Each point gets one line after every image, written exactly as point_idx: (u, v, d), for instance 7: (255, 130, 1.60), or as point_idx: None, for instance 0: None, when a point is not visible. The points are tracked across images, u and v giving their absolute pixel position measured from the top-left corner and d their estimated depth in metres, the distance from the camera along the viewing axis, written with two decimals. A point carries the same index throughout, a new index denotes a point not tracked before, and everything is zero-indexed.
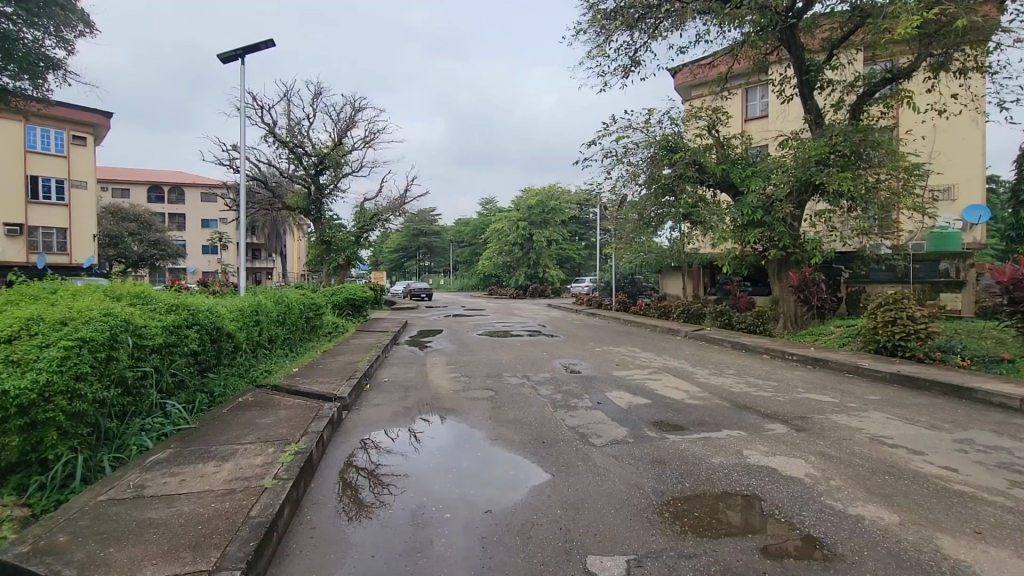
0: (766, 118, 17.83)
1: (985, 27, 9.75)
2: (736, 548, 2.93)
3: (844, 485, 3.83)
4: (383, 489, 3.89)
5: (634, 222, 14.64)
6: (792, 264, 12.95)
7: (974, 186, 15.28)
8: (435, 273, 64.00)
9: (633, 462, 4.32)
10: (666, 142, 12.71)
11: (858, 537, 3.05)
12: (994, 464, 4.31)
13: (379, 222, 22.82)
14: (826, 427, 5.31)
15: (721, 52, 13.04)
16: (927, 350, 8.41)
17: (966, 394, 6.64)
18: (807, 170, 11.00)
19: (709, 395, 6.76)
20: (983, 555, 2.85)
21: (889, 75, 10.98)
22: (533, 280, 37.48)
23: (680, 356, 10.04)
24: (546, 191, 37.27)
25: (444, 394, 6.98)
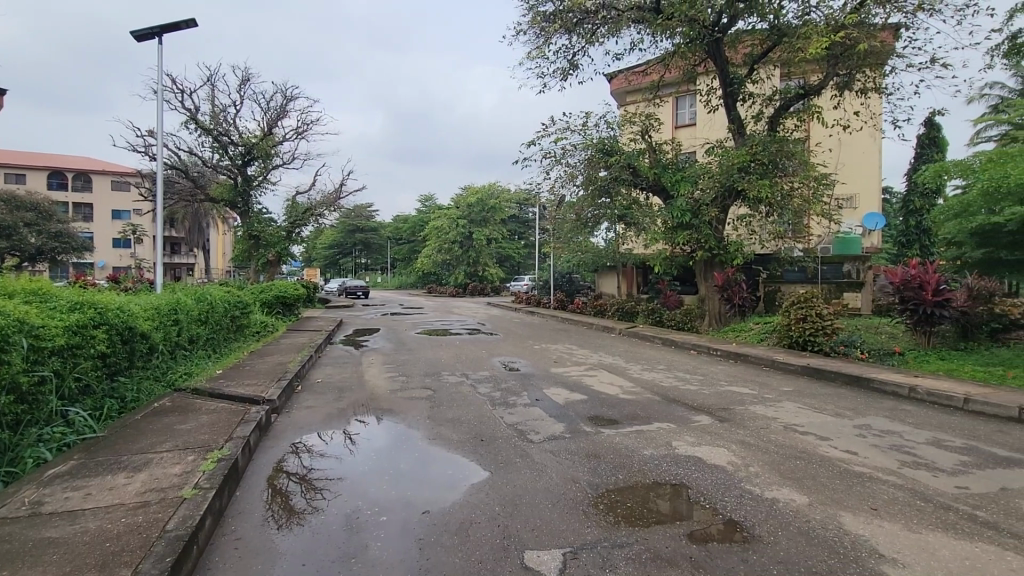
0: (694, 126, 18.82)
1: (882, 52, 10.77)
2: (665, 535, 3.08)
3: (760, 471, 4.12)
4: (315, 494, 3.76)
5: (572, 222, 14.97)
6: (717, 265, 13.73)
7: (872, 196, 16.86)
8: (372, 271, 62.30)
9: (570, 456, 4.44)
10: (602, 145, 13.14)
11: (773, 518, 3.30)
12: (887, 446, 4.81)
13: (312, 216, 21.91)
14: (746, 417, 5.69)
15: (654, 61, 13.61)
16: (832, 345, 9.21)
17: (865, 383, 7.34)
18: (730, 177, 11.71)
19: (640, 390, 7.06)
20: (878, 529, 3.18)
21: (801, 91, 11.89)
22: (473, 278, 37.38)
23: (614, 353, 10.40)
24: (486, 189, 37.28)
25: (380, 394, 6.83)
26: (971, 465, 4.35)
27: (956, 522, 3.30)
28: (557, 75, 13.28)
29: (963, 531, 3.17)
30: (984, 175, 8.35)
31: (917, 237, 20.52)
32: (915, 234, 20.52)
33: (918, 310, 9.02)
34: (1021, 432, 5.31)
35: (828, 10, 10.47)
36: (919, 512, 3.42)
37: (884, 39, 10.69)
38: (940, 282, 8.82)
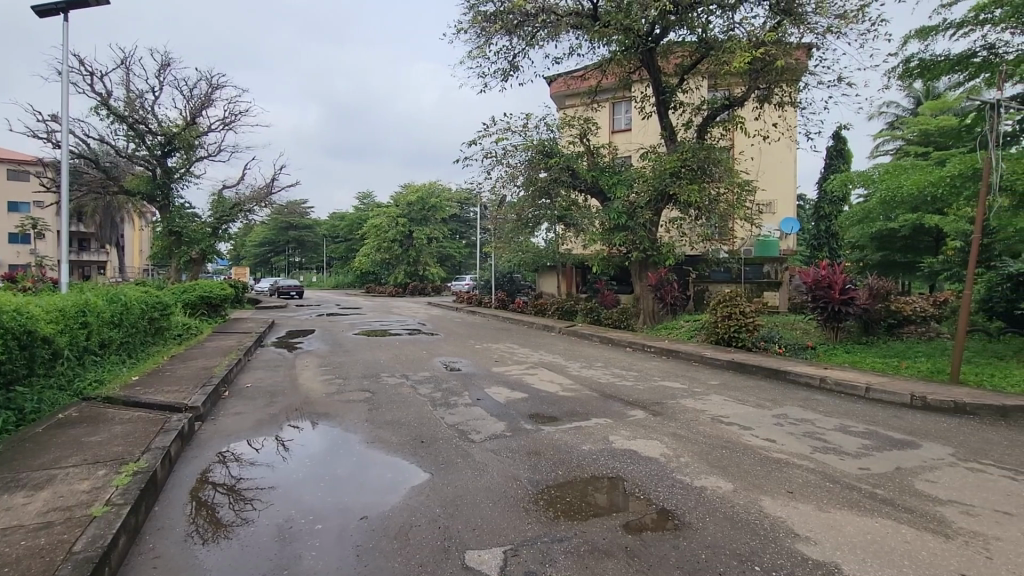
0: (630, 131, 19.55)
1: (797, 69, 11.62)
2: (602, 526, 3.20)
3: (690, 461, 4.36)
4: (245, 505, 3.58)
5: (513, 222, 15.10)
6: (651, 264, 14.16)
7: (789, 202, 18.18)
8: (306, 270, 59.78)
9: (510, 455, 4.48)
10: (542, 147, 13.44)
11: (702, 506, 3.50)
12: (801, 434, 5.22)
13: (241, 212, 20.73)
14: (677, 410, 6.00)
15: (592, 67, 14.00)
16: (754, 340, 9.87)
17: (782, 375, 7.93)
18: (662, 182, 12.21)
19: (579, 387, 7.25)
20: (794, 510, 3.45)
21: (727, 102, 12.61)
22: (413, 278, 36.77)
23: (554, 351, 10.59)
24: (426, 187, 36.77)
25: (315, 398, 6.59)
26: (872, 447, 4.82)
27: (860, 500, 3.64)
28: (499, 75, 13.35)
29: (865, 508, 3.51)
30: (882, 185, 9.22)
31: (826, 240, 22.37)
32: (824, 237, 22.36)
33: (827, 308, 9.87)
34: (912, 417, 5.93)
35: (750, 27, 11.19)
36: (828, 493, 3.74)
37: (799, 57, 11.54)
38: (845, 282, 9.69)
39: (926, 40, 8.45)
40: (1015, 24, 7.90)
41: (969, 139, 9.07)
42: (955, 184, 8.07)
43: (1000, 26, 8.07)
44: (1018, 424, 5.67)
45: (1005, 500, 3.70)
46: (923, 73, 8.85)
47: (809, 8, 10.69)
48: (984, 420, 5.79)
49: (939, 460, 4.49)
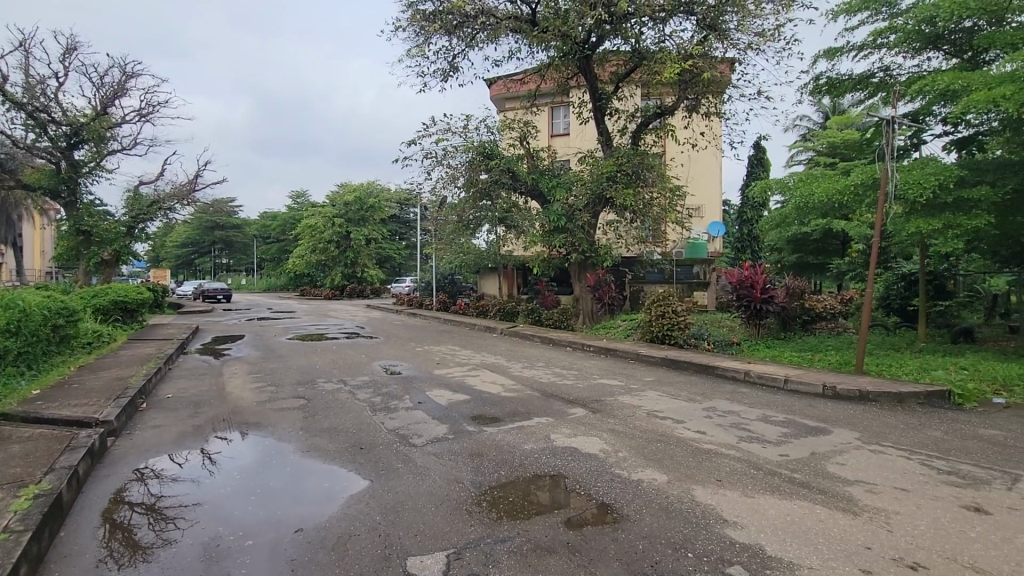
0: (568, 136, 20.02)
1: (722, 82, 12.32)
2: (544, 524, 3.25)
3: (628, 455, 4.53)
4: (167, 524, 3.34)
5: (453, 223, 15.06)
6: (589, 266, 14.58)
7: (715, 207, 19.26)
8: (234, 271, 56.55)
9: (453, 457, 4.47)
10: (482, 148, 13.51)
11: (639, 498, 3.65)
12: (729, 425, 5.55)
13: (160, 210, 19.31)
14: (615, 407, 6.20)
15: (530, 71, 14.21)
16: (686, 338, 10.36)
17: (711, 370, 8.40)
18: (599, 185, 12.58)
19: (521, 387, 7.32)
20: (723, 498, 3.67)
21: (659, 110, 13.17)
22: (351, 280, 35.71)
23: (495, 352, 10.65)
24: (364, 187, 35.81)
25: (245, 407, 6.25)
26: (790, 435, 5.21)
27: (781, 485, 3.92)
28: (438, 76, 13.27)
29: (785, 492, 3.79)
30: (796, 192, 9.85)
31: (749, 242, 23.89)
32: (747, 240, 23.88)
33: (750, 307, 10.56)
34: (823, 405, 6.46)
35: (679, 40, 11.78)
36: (752, 479, 4.01)
37: (723, 70, 12.24)
38: (766, 283, 10.39)
39: (832, 60, 9.25)
40: (906, 49, 8.80)
41: (869, 151, 10.01)
42: (859, 192, 8.87)
43: (894, 51, 8.95)
44: (911, 408, 6.32)
45: (903, 478, 4.11)
46: (830, 89, 9.69)
47: (732, 24, 11.34)
48: (885, 406, 6.40)
49: (847, 445, 4.92)
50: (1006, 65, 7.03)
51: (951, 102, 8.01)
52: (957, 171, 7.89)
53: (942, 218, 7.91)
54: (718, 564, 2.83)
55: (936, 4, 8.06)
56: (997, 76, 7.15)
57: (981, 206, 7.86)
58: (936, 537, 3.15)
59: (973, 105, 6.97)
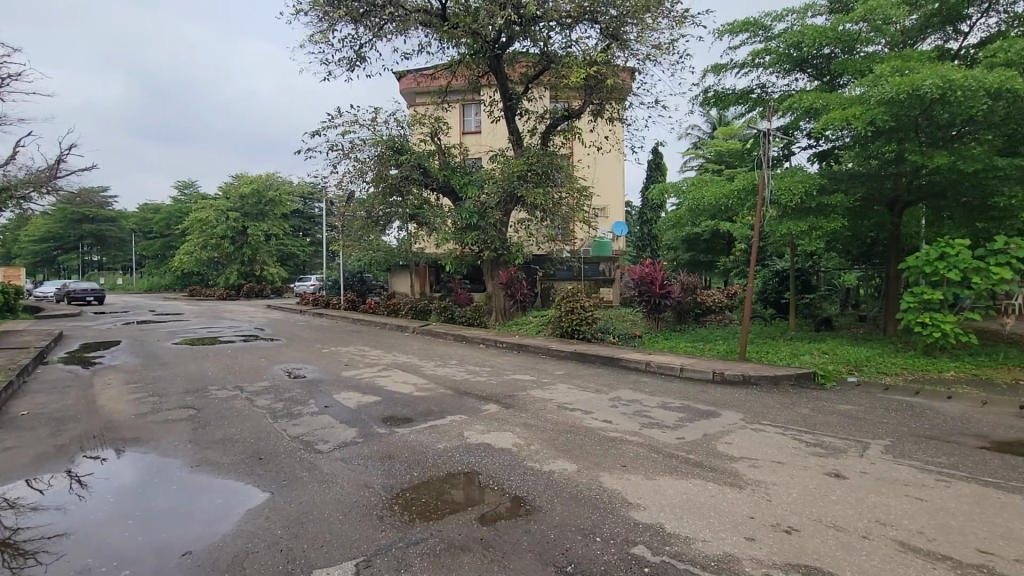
0: (480, 134, 20.15)
1: (623, 89, 12.96)
2: (458, 523, 3.26)
3: (539, 447, 4.66)
4: (23, 561, 2.92)
5: (362, 219, 14.68)
6: (502, 264, 14.80)
7: (619, 207, 20.33)
8: (108, 270, 50.38)
9: (363, 462, 4.33)
10: (392, 143, 13.35)
11: (549, 488, 3.77)
12: (632, 412, 5.90)
13: (12, 200, 16.71)
14: (527, 401, 6.35)
15: (441, 67, 14.11)
16: (593, 332, 10.84)
17: (616, 363, 8.87)
18: (511, 184, 12.76)
19: (434, 386, 7.25)
20: (626, 481, 3.91)
21: (566, 113, 13.62)
22: (249, 279, 33.18)
23: (407, 351, 10.44)
24: (263, 179, 33.43)
25: (122, 421, 5.60)
26: (685, 419, 5.66)
27: (678, 465, 4.25)
28: (344, 65, 12.75)
29: (681, 472, 4.11)
30: (689, 195, 10.63)
31: (649, 241, 25.48)
32: (647, 239, 25.48)
33: (650, 301, 11.34)
34: (713, 390, 7.09)
35: (585, 46, 12.28)
36: (653, 463, 4.30)
37: (624, 78, 12.90)
38: (663, 278, 11.24)
39: (719, 75, 10.11)
40: (778, 70, 9.85)
41: (749, 160, 11.07)
42: (742, 196, 9.79)
43: (768, 71, 9.99)
44: (784, 388, 7.13)
45: (779, 452, 4.62)
46: (717, 102, 10.61)
47: (632, 35, 11.96)
48: (764, 388, 7.15)
49: (733, 425, 5.44)
50: (856, 89, 8.08)
51: (814, 119, 9.10)
52: (819, 180, 8.97)
53: (808, 221, 8.97)
54: (624, 545, 3.00)
55: (802, 31, 9.11)
56: (848, 98, 8.20)
57: (837, 211, 9.01)
58: (804, 502, 3.58)
59: (831, 122, 7.97)
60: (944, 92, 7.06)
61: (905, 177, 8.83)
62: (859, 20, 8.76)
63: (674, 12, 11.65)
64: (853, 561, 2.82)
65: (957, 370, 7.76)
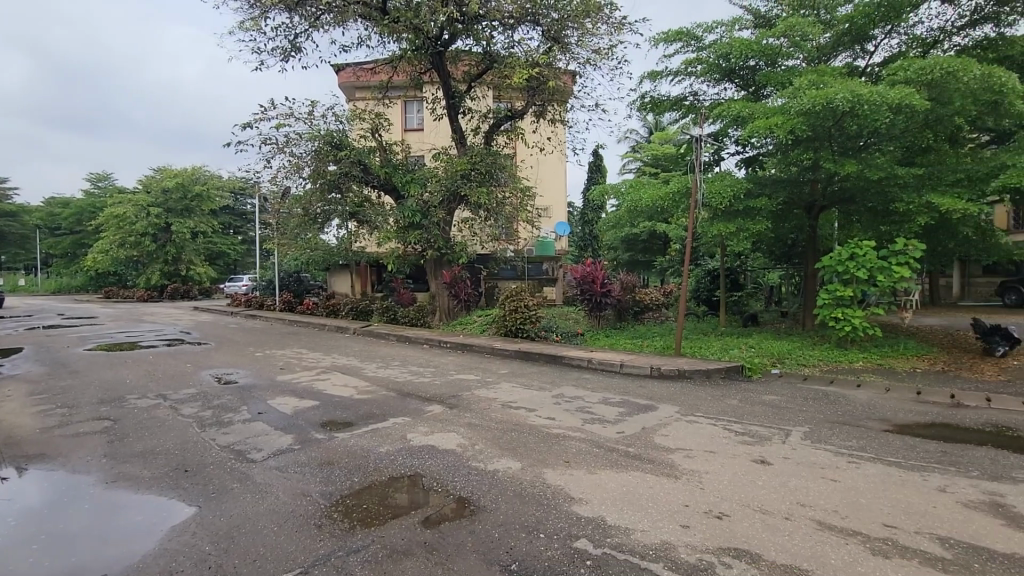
0: (422, 131, 19.92)
1: (565, 92, 13.17)
2: (401, 527, 3.20)
3: (484, 447, 4.67)
4: None
5: (298, 217, 14.12)
6: (445, 263, 14.68)
7: (561, 208, 20.69)
8: (7, 270, 45.54)
9: (300, 469, 4.16)
10: (330, 138, 12.93)
11: (494, 487, 3.79)
12: (575, 409, 6.03)
13: None
14: (471, 401, 6.34)
15: (381, 62, 13.81)
16: (537, 330, 10.98)
17: (559, 360, 9.03)
18: (454, 182, 12.66)
19: (376, 388, 7.08)
20: (569, 477, 3.99)
21: (509, 113, 13.70)
22: (173, 279, 31.03)
23: (348, 353, 10.15)
24: (188, 173, 31.36)
25: (24, 436, 5.09)
26: (625, 414, 5.85)
27: (618, 459, 4.39)
28: (277, 55, 12.19)
29: (621, 465, 4.25)
30: (627, 196, 10.96)
31: (590, 241, 26.11)
32: (589, 239, 26.10)
33: (592, 299, 11.65)
34: (651, 385, 7.37)
35: (527, 47, 12.39)
36: (595, 457, 4.42)
37: (566, 81, 13.08)
38: (604, 277, 11.56)
39: (655, 81, 10.51)
40: (709, 79, 10.37)
41: (682, 164, 11.59)
42: (677, 198, 10.22)
43: (700, 79, 10.49)
44: (716, 381, 7.53)
45: (710, 441, 4.87)
46: (653, 107, 11.03)
47: (573, 38, 12.16)
48: (697, 381, 7.52)
49: (669, 418, 5.67)
50: (778, 100, 8.62)
51: (741, 126, 9.65)
52: (746, 185, 9.53)
53: (736, 223, 9.51)
54: (566, 540, 3.05)
55: (730, 43, 9.64)
56: (771, 108, 8.74)
57: (762, 214, 9.61)
58: (734, 489, 3.79)
59: (756, 130, 8.48)
60: (854, 106, 7.67)
61: (821, 183, 9.54)
62: (780, 36, 9.38)
63: (612, 19, 11.97)
64: (776, 541, 3.02)
65: (865, 360, 8.49)
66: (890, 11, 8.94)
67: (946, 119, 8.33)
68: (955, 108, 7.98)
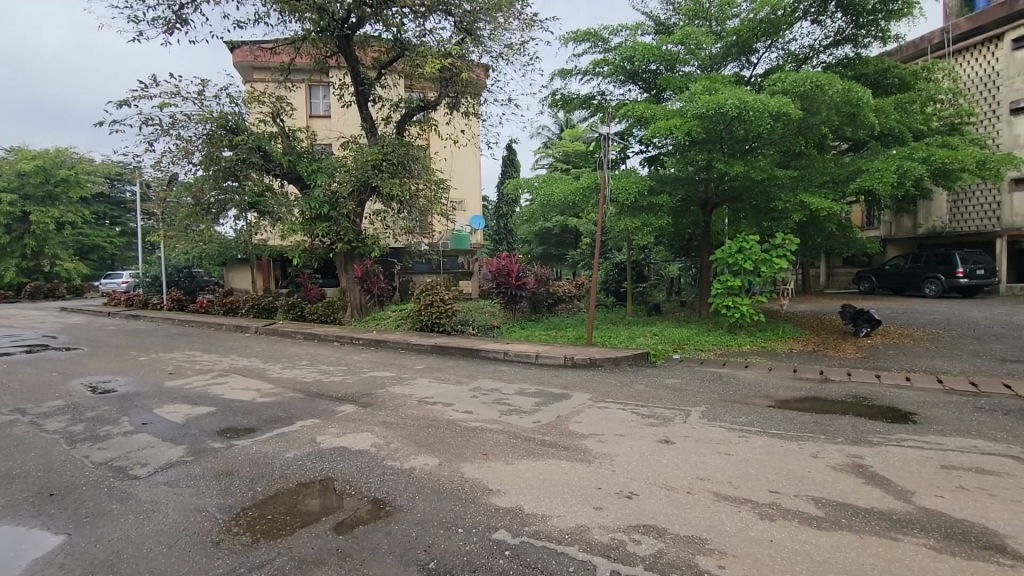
0: (329, 118, 18.93)
1: (478, 84, 13.07)
2: (310, 536, 3.04)
3: (400, 445, 4.56)
4: None
5: (187, 206, 12.96)
6: (356, 257, 14.14)
7: (476, 201, 20.62)
8: None
9: (194, 483, 3.81)
10: (224, 121, 11.90)
11: (410, 485, 3.71)
12: (492, 401, 6.06)
13: None
14: (385, 399, 6.15)
15: (281, 41, 12.90)
16: (453, 324, 10.87)
17: (475, 353, 9.04)
18: (364, 173, 12.13)
19: (281, 390, 6.65)
20: (487, 469, 4.00)
21: (421, 104, 13.41)
22: (32, 277, 27.01)
23: (248, 354, 9.42)
24: (50, 156, 27.39)
25: None
26: (540, 403, 5.98)
27: (535, 448, 4.47)
28: (160, 26, 10.96)
29: (538, 453, 4.34)
30: (540, 190, 11.18)
31: (505, 235, 26.38)
32: (503, 233, 26.35)
33: (507, 293, 11.82)
34: (565, 374, 7.61)
35: (438, 37, 12.15)
36: (512, 448, 4.47)
37: (479, 74, 13.00)
38: (519, 270, 11.78)
39: (565, 79, 10.78)
40: (615, 79, 10.85)
41: (592, 160, 12.03)
42: (586, 193, 10.59)
43: (607, 79, 10.94)
44: (624, 368, 7.92)
45: (620, 425, 5.11)
46: (563, 104, 11.35)
47: (484, 31, 12.11)
48: (607, 369, 7.88)
49: (582, 405, 5.88)
50: (676, 103, 9.20)
51: (644, 126, 10.20)
52: (649, 182, 10.10)
53: (641, 218, 10.06)
54: (485, 532, 3.06)
55: (634, 47, 10.11)
56: (670, 111, 9.30)
57: (663, 210, 10.24)
58: (641, 468, 4.02)
59: (658, 131, 9.01)
60: (741, 112, 8.34)
61: (713, 183, 10.37)
62: (678, 43, 10.00)
63: (523, 14, 12.07)
64: (679, 515, 3.25)
65: (752, 343, 9.38)
66: (770, 27, 9.86)
67: (815, 127, 9.35)
68: (822, 117, 8.99)
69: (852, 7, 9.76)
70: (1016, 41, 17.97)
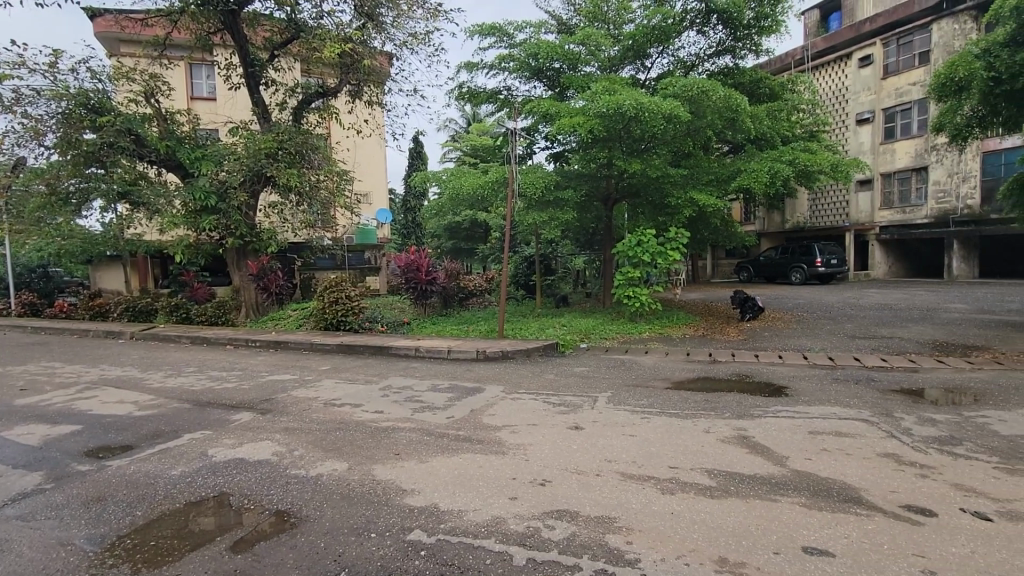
0: (214, 101, 17.32)
1: (382, 73, 12.55)
2: (203, 559, 2.77)
3: (305, 451, 4.30)
4: None
5: (40, 196, 11.27)
6: (250, 252, 13.11)
7: (381, 195, 19.94)
8: None
9: (57, 513, 3.32)
10: (85, 99, 10.43)
11: (317, 493, 3.52)
12: (402, 399, 5.92)
13: None
14: (287, 403, 5.77)
15: (154, 13, 11.54)
16: (359, 322, 10.44)
17: (385, 351, 8.77)
18: (257, 162, 11.20)
19: (164, 401, 5.99)
20: (400, 469, 3.90)
21: (320, 91, 12.64)
22: None
23: (123, 363, 8.38)
24: None
25: None
26: (453, 398, 5.93)
27: (450, 444, 4.43)
28: None
29: (452, 449, 4.31)
30: (448, 184, 11.05)
31: (413, 229, 25.81)
32: (411, 227, 25.77)
33: (417, 288, 11.57)
34: (477, 367, 7.64)
35: (337, 20, 11.51)
36: (426, 446, 4.39)
37: (382, 62, 12.51)
38: (429, 265, 11.57)
39: (472, 72, 10.72)
40: (520, 75, 11.00)
41: (499, 155, 12.08)
42: (495, 188, 10.62)
43: (513, 75, 11.06)
44: (536, 359, 8.11)
45: (533, 415, 5.23)
46: (470, 97, 11.28)
47: (387, 18, 11.64)
48: (519, 361, 8.01)
49: (494, 398, 5.92)
50: (579, 101, 9.53)
51: (549, 123, 10.44)
52: (555, 178, 10.39)
53: (548, 213, 10.32)
54: (399, 534, 2.98)
55: (538, 44, 10.32)
56: (574, 109, 9.61)
57: (569, 205, 10.59)
58: (554, 455, 4.14)
59: (563, 128, 9.29)
60: (639, 112, 8.83)
61: (614, 179, 10.86)
62: (579, 43, 10.32)
63: (427, 4, 11.78)
64: (590, 497, 3.38)
65: (651, 330, 10.01)
66: (662, 34, 10.46)
67: (701, 130, 10.12)
68: (709, 121, 9.77)
69: (731, 21, 10.65)
70: (862, 60, 20.79)
